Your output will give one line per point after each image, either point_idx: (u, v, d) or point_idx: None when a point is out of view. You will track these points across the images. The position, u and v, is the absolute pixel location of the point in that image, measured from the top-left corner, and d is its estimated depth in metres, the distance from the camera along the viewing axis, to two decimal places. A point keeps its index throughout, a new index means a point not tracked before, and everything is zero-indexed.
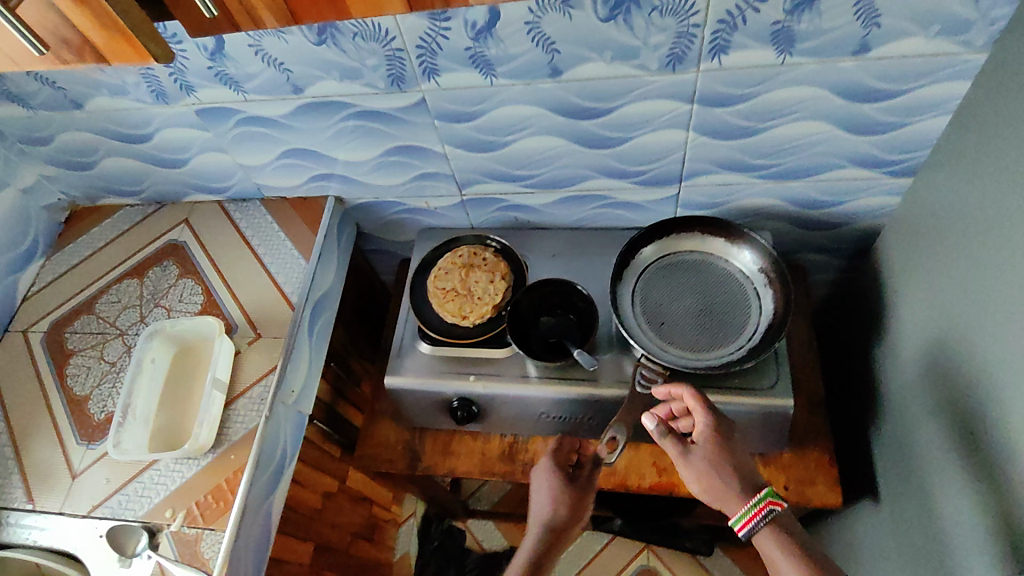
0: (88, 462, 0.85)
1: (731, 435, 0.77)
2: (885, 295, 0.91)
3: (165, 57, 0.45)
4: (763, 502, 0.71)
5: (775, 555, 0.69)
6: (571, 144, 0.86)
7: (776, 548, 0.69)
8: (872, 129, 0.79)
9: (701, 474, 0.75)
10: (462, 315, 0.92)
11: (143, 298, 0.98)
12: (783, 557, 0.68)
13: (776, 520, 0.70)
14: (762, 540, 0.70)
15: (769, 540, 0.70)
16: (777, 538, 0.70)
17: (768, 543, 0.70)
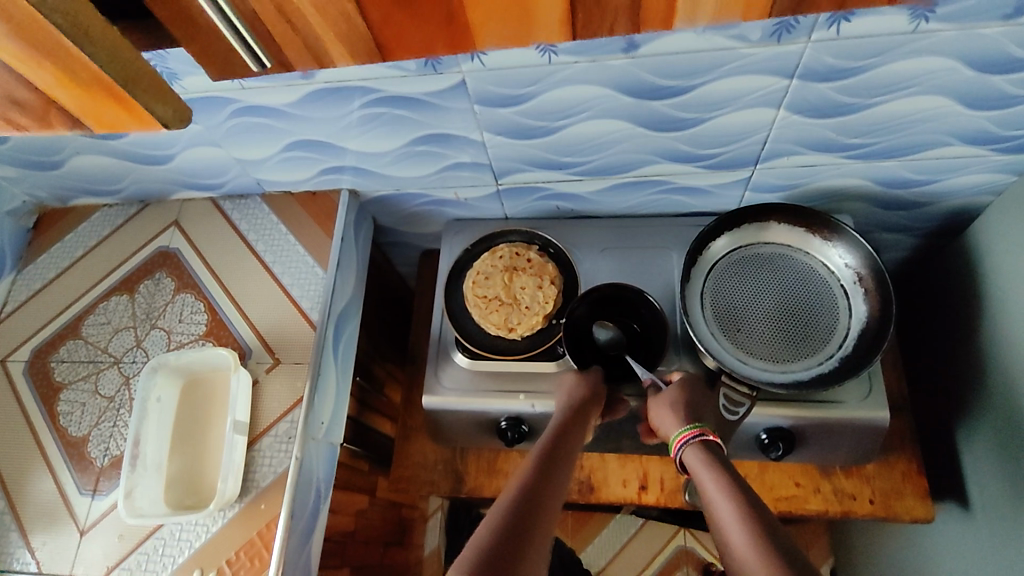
0: (96, 516, 0.75)
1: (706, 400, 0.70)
2: (983, 285, 0.81)
3: (178, 119, 0.47)
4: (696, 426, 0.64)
5: (706, 484, 0.57)
6: (635, 128, 0.73)
7: (707, 476, 0.57)
8: (998, 103, 0.67)
9: (659, 415, 0.69)
10: (508, 327, 0.81)
11: (137, 319, 0.86)
12: (710, 479, 0.57)
13: (710, 448, 0.61)
14: (697, 466, 0.59)
15: (693, 460, 0.60)
16: (705, 460, 0.59)
17: (694, 465, 0.60)
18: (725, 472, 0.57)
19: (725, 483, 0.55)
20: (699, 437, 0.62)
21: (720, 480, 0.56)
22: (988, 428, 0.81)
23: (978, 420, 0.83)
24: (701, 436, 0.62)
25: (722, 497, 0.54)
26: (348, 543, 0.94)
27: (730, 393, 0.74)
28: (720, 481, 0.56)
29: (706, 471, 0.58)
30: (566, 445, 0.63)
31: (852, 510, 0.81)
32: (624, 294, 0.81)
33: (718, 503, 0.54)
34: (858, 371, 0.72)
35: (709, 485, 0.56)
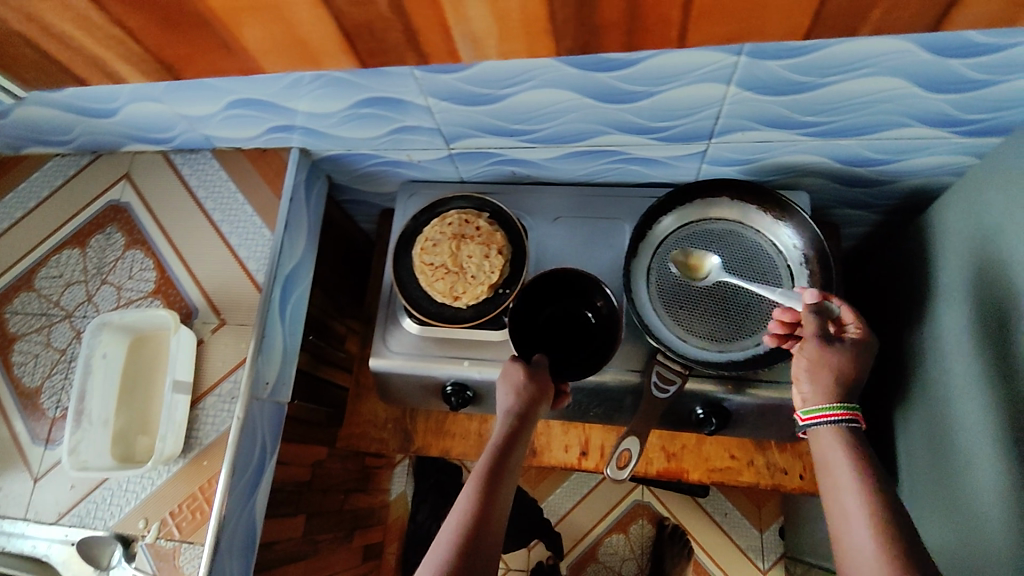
0: (48, 465, 0.78)
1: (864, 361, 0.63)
2: (930, 269, 0.81)
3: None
4: (849, 409, 0.60)
5: (839, 479, 0.57)
6: (583, 98, 0.70)
7: (843, 470, 0.57)
8: (954, 86, 0.65)
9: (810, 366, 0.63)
10: (454, 296, 0.81)
11: (89, 273, 0.86)
12: (848, 477, 0.56)
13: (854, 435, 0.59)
14: (825, 444, 0.60)
15: (832, 443, 0.59)
16: (842, 444, 0.58)
17: (827, 451, 0.59)
18: (866, 471, 0.56)
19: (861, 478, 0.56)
20: (850, 422, 0.60)
21: (862, 483, 0.55)
22: (921, 408, 0.83)
23: (913, 400, 0.84)
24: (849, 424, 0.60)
25: (858, 498, 0.54)
26: (304, 493, 0.98)
27: (662, 370, 0.74)
28: (863, 486, 0.55)
29: (841, 465, 0.57)
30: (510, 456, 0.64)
31: (783, 484, 0.84)
32: (580, 277, 0.79)
33: (850, 500, 0.55)
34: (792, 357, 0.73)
35: (847, 486, 0.56)
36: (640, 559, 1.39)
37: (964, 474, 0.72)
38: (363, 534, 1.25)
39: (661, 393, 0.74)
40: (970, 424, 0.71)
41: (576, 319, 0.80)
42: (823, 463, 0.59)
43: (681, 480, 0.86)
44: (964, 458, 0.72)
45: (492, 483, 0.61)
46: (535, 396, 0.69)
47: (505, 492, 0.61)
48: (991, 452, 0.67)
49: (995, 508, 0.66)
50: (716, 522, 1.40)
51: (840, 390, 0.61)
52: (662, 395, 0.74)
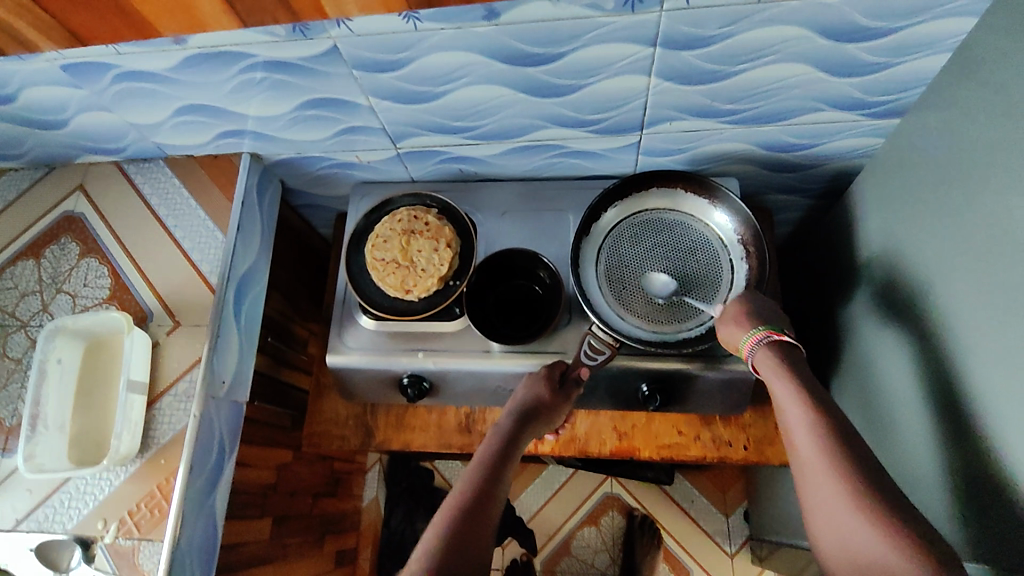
0: (3, 474, 0.78)
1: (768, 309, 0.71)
2: (852, 245, 0.86)
3: None
4: (765, 328, 0.68)
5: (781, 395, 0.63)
6: (518, 93, 0.75)
7: (782, 384, 0.63)
8: (855, 70, 0.70)
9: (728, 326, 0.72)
10: (405, 289, 0.83)
11: (43, 283, 0.86)
12: (786, 389, 0.63)
13: (779, 346, 0.67)
14: (761, 362, 0.67)
15: (766, 361, 0.66)
16: (773, 357, 0.66)
17: (765, 367, 0.66)
18: (801, 385, 0.62)
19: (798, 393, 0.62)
20: (770, 338, 0.67)
21: (798, 392, 0.62)
22: (851, 378, 0.87)
23: (844, 370, 0.89)
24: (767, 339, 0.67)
25: (798, 407, 0.61)
26: (269, 496, 0.98)
27: (594, 340, 0.78)
28: (800, 394, 0.61)
29: (781, 380, 0.64)
30: (509, 458, 0.69)
31: (729, 456, 0.87)
32: (520, 255, 0.87)
33: (792, 409, 0.61)
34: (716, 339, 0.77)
35: (788, 398, 0.62)
36: (612, 550, 1.42)
37: (886, 433, 0.76)
38: (335, 540, 1.26)
39: (591, 361, 0.78)
40: (888, 384, 0.76)
41: (524, 295, 0.88)
42: (766, 379, 0.66)
43: (633, 459, 0.89)
44: (886, 419, 0.77)
45: (490, 475, 0.66)
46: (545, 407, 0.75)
47: (498, 490, 0.65)
48: (905, 408, 0.72)
49: (912, 461, 0.70)
50: (683, 509, 1.43)
51: (751, 320, 0.70)
52: (591, 363, 0.78)
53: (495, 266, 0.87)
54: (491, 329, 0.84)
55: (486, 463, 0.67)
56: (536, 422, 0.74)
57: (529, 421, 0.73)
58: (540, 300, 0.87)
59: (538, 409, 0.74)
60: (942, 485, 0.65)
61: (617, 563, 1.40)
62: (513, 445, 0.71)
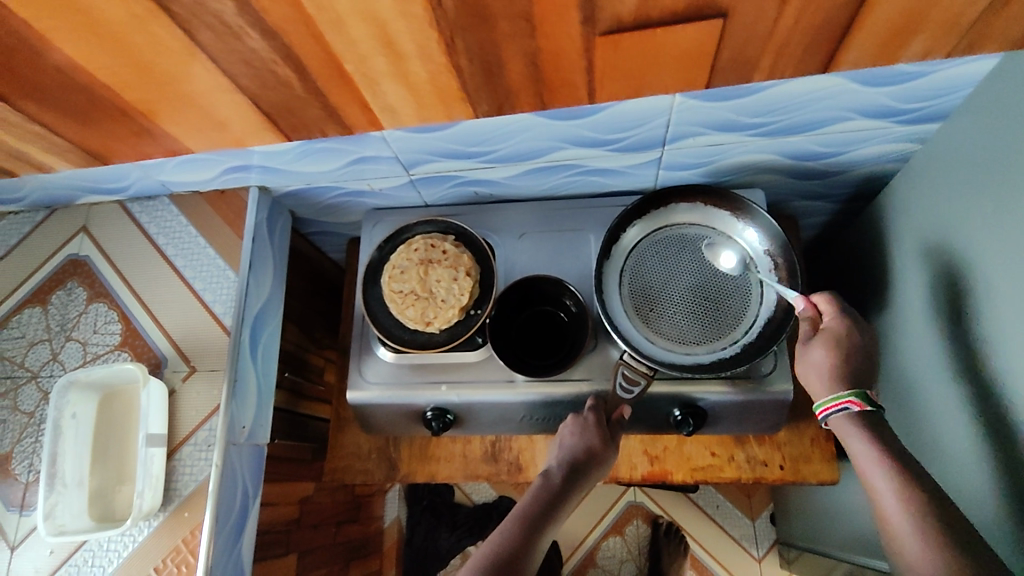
0: (24, 532, 0.76)
1: (852, 348, 0.68)
2: (884, 254, 0.83)
3: None
4: (845, 397, 0.65)
5: (880, 488, 0.60)
6: (536, 118, 0.72)
7: (880, 480, 0.60)
8: (889, 79, 0.67)
9: (807, 368, 0.70)
10: (425, 322, 0.81)
11: (51, 330, 0.84)
12: (888, 486, 0.59)
13: (865, 416, 0.64)
14: (852, 442, 0.64)
15: (849, 429, 0.64)
16: (868, 438, 0.63)
17: (845, 432, 0.65)
18: (882, 446, 0.61)
19: (878, 456, 0.61)
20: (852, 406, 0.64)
21: (885, 461, 0.60)
22: (888, 390, 0.85)
23: (879, 383, 0.87)
24: (851, 410, 0.64)
25: (882, 474, 0.60)
26: (294, 531, 0.96)
27: (627, 371, 0.76)
28: (884, 461, 0.60)
29: (880, 472, 0.60)
30: (554, 506, 0.70)
31: (764, 476, 0.85)
32: (548, 281, 0.84)
33: (878, 479, 0.60)
34: (753, 361, 0.74)
35: (871, 465, 0.61)
36: (638, 559, 1.41)
37: (930, 452, 0.74)
38: (359, 564, 1.24)
39: (627, 391, 0.76)
40: (929, 402, 0.74)
41: (550, 320, 0.86)
42: (846, 447, 0.64)
43: (666, 482, 0.87)
44: (929, 437, 0.74)
45: (531, 522, 0.67)
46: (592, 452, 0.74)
47: (539, 535, 0.67)
48: (952, 430, 0.69)
49: (960, 484, 0.68)
50: (709, 515, 1.41)
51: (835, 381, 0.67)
52: (627, 393, 0.77)
53: (522, 293, 0.85)
54: (515, 355, 0.83)
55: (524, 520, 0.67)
56: (581, 474, 0.73)
57: (574, 473, 0.72)
58: (569, 327, 0.84)
59: (584, 458, 0.73)
60: (993, 512, 0.62)
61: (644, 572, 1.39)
62: (555, 499, 0.70)
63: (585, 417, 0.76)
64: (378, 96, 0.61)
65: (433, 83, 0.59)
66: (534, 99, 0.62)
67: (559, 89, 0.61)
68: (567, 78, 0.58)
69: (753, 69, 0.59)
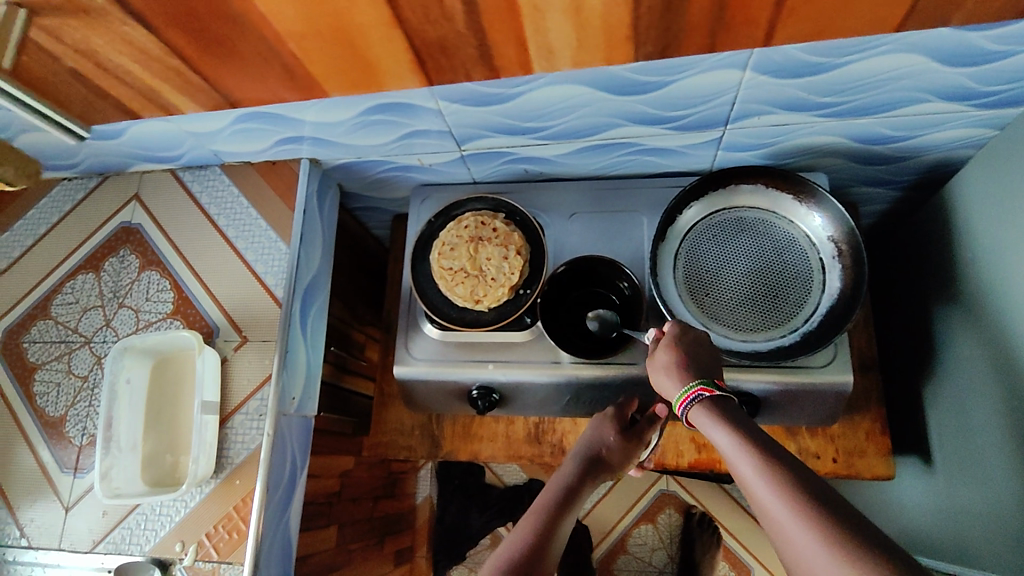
0: (79, 493, 0.77)
1: (703, 346, 0.65)
2: (951, 244, 0.80)
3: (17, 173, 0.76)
4: (696, 386, 0.59)
5: (744, 474, 0.50)
6: (597, 93, 0.70)
7: (745, 466, 0.50)
8: (974, 58, 0.64)
9: (660, 377, 0.65)
10: (474, 299, 0.80)
11: (105, 297, 0.85)
12: (750, 470, 0.49)
13: (717, 403, 0.57)
14: (713, 432, 0.55)
15: (704, 419, 0.57)
16: (722, 423, 0.54)
17: (704, 424, 0.57)
18: (739, 429, 0.53)
19: (736, 439, 0.52)
20: (702, 395, 0.58)
21: (741, 443, 0.52)
22: (948, 385, 0.82)
23: (938, 377, 0.84)
24: (703, 397, 0.58)
25: (741, 458, 0.51)
26: (335, 504, 0.97)
27: None
28: (741, 445, 0.52)
29: (741, 456, 0.51)
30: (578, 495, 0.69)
31: (816, 469, 0.83)
32: (603, 263, 0.82)
33: (740, 463, 0.51)
34: (813, 350, 0.72)
35: (731, 448, 0.52)
36: (669, 548, 1.39)
37: (997, 449, 0.72)
38: (392, 540, 1.25)
39: None
40: (998, 398, 0.71)
41: (602, 303, 0.83)
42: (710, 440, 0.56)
43: (713, 471, 0.86)
44: (996, 434, 0.72)
45: (559, 509, 0.66)
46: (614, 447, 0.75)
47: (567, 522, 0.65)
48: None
49: None
50: (743, 507, 1.40)
51: (686, 376, 0.61)
52: None
53: (574, 274, 0.84)
54: (566, 337, 0.81)
55: (549, 507, 0.66)
56: (604, 468, 0.74)
57: (597, 467, 0.73)
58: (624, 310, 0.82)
59: (607, 452, 0.75)
60: None
61: (674, 561, 1.38)
62: (579, 488, 0.70)
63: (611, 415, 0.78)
64: (540, 33, 0.58)
65: (603, 19, 0.56)
66: (705, 38, 0.59)
67: (727, 28, 0.58)
68: (751, 12, 0.55)
69: (930, 15, 0.57)
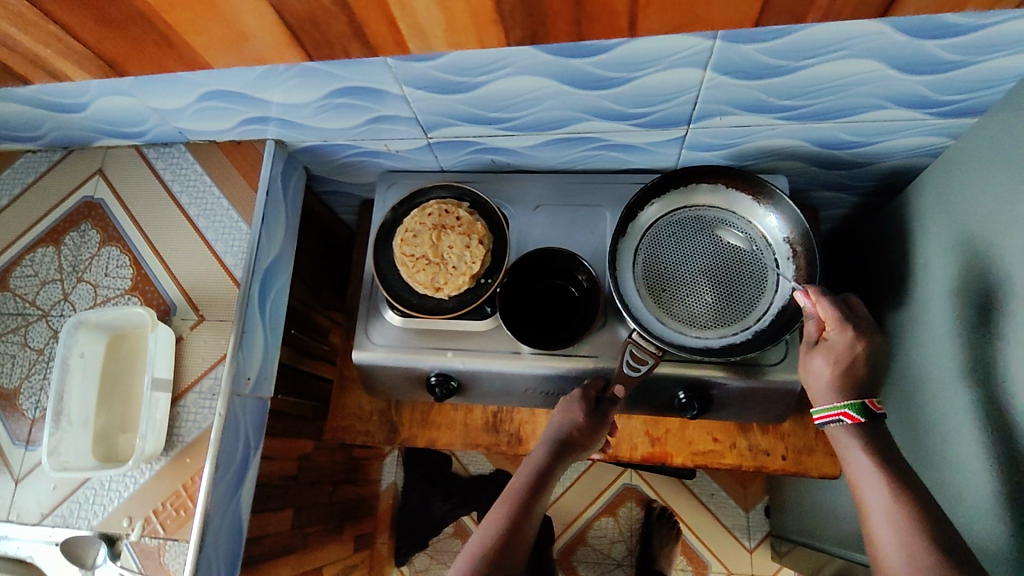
0: (29, 466, 0.77)
1: (868, 356, 0.66)
2: (906, 250, 0.82)
3: None
4: (842, 409, 0.64)
5: (870, 500, 0.59)
6: (561, 86, 0.70)
7: (873, 491, 0.59)
8: (929, 68, 0.65)
9: (809, 371, 0.68)
10: (435, 287, 0.80)
11: (64, 271, 0.84)
12: (877, 498, 0.58)
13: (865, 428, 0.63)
14: (849, 452, 0.63)
15: (844, 437, 0.64)
16: (862, 448, 0.62)
17: (842, 441, 0.64)
18: (880, 458, 0.61)
19: (875, 466, 0.60)
20: (842, 419, 0.64)
21: (876, 471, 0.60)
22: (897, 389, 0.84)
23: (889, 380, 0.86)
24: (845, 421, 0.64)
25: (872, 486, 0.59)
26: (292, 486, 0.97)
27: (636, 349, 0.75)
28: (873, 472, 0.60)
29: (870, 483, 0.60)
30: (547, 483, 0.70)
31: (765, 465, 0.86)
32: (560, 255, 0.83)
33: (868, 489, 0.60)
34: (763, 348, 0.73)
35: (865, 472, 0.61)
36: (629, 541, 1.41)
37: (936, 451, 0.73)
38: (353, 524, 1.26)
39: (634, 372, 0.75)
40: (940, 402, 0.73)
41: (562, 295, 0.84)
42: (841, 453, 0.64)
43: (665, 464, 0.88)
44: (936, 438, 0.73)
45: (530, 495, 0.69)
46: (582, 432, 0.73)
47: (538, 505, 0.69)
48: (961, 430, 0.68)
49: (964, 486, 0.67)
50: (703, 503, 1.42)
51: (841, 391, 0.65)
52: (634, 373, 0.75)
53: (534, 266, 0.85)
54: (527, 328, 0.82)
55: (519, 498, 0.68)
56: (571, 452, 0.73)
57: (564, 452, 0.72)
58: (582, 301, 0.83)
59: (575, 435, 0.73)
60: (993, 516, 0.62)
61: (634, 553, 1.40)
62: (548, 476, 0.71)
63: (578, 402, 0.74)
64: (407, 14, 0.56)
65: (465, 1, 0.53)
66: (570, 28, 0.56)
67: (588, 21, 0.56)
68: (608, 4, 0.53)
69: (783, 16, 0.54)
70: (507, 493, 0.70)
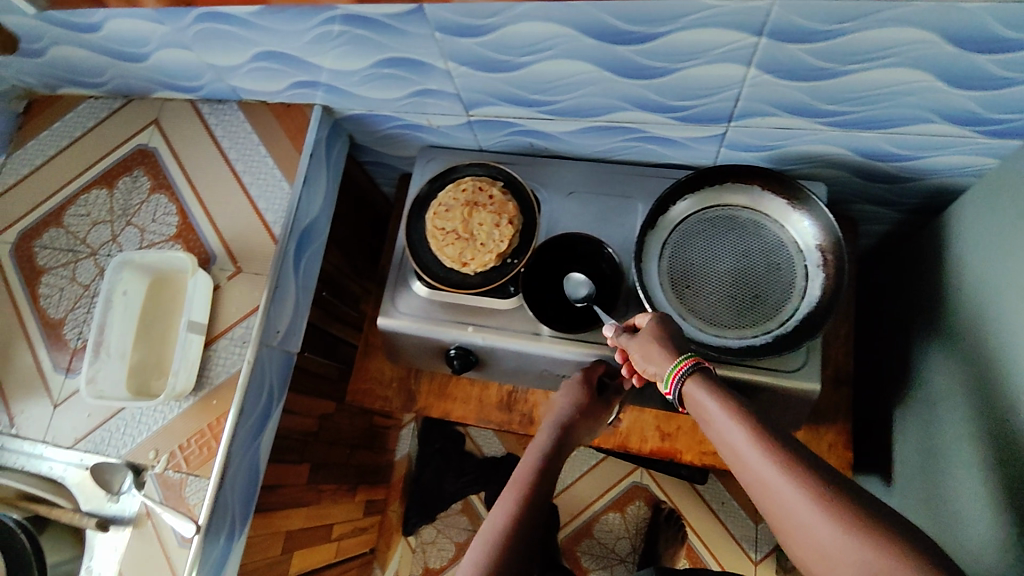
0: (68, 392, 0.82)
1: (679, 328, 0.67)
2: (941, 270, 0.80)
3: None
4: (681, 360, 0.62)
5: (735, 439, 0.54)
6: (602, 72, 0.71)
7: (735, 432, 0.54)
8: (980, 83, 0.63)
9: (639, 348, 0.67)
10: (462, 262, 0.82)
11: (115, 213, 0.88)
12: (741, 437, 0.54)
13: (703, 379, 0.60)
14: (701, 402, 0.59)
15: (691, 393, 0.60)
16: (713, 396, 0.58)
17: (693, 399, 0.60)
18: (728, 402, 0.56)
19: (727, 411, 0.56)
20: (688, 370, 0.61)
21: (734, 413, 0.55)
22: (918, 409, 0.82)
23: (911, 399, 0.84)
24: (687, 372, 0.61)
25: (735, 430, 0.54)
26: (311, 443, 1.00)
27: None
28: (729, 415, 0.55)
29: (730, 425, 0.55)
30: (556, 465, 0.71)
31: None
32: (586, 243, 0.85)
33: (732, 434, 0.55)
34: (781, 352, 0.73)
35: (723, 419, 0.56)
36: (634, 538, 1.42)
37: (950, 475, 0.72)
38: (366, 489, 1.29)
39: None
40: (959, 425, 0.72)
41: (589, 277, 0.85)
42: (699, 412, 0.60)
43: (673, 460, 0.88)
44: (951, 460, 0.72)
45: (540, 479, 0.68)
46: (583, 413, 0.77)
47: (547, 488, 0.68)
48: (978, 454, 0.67)
49: (974, 510, 0.66)
50: (712, 510, 1.42)
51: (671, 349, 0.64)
52: None
53: (562, 249, 0.85)
54: (551, 309, 0.83)
55: (529, 480, 0.68)
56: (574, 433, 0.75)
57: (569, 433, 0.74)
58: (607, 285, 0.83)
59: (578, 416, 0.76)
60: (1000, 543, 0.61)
61: (637, 551, 1.41)
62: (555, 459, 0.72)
63: (580, 386, 0.78)
64: None
65: None
66: None
67: None
68: None
69: None
70: (516, 478, 0.69)
